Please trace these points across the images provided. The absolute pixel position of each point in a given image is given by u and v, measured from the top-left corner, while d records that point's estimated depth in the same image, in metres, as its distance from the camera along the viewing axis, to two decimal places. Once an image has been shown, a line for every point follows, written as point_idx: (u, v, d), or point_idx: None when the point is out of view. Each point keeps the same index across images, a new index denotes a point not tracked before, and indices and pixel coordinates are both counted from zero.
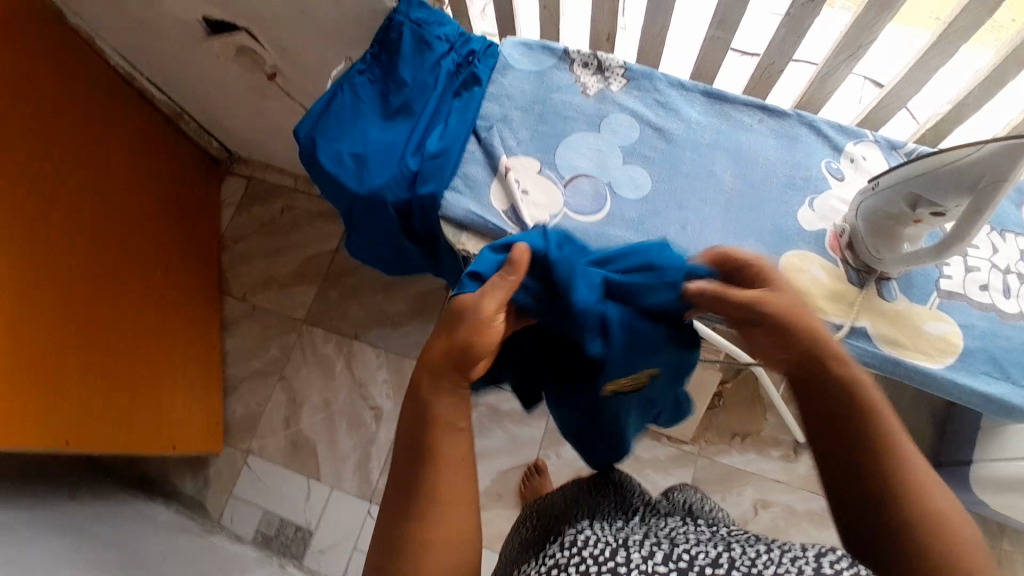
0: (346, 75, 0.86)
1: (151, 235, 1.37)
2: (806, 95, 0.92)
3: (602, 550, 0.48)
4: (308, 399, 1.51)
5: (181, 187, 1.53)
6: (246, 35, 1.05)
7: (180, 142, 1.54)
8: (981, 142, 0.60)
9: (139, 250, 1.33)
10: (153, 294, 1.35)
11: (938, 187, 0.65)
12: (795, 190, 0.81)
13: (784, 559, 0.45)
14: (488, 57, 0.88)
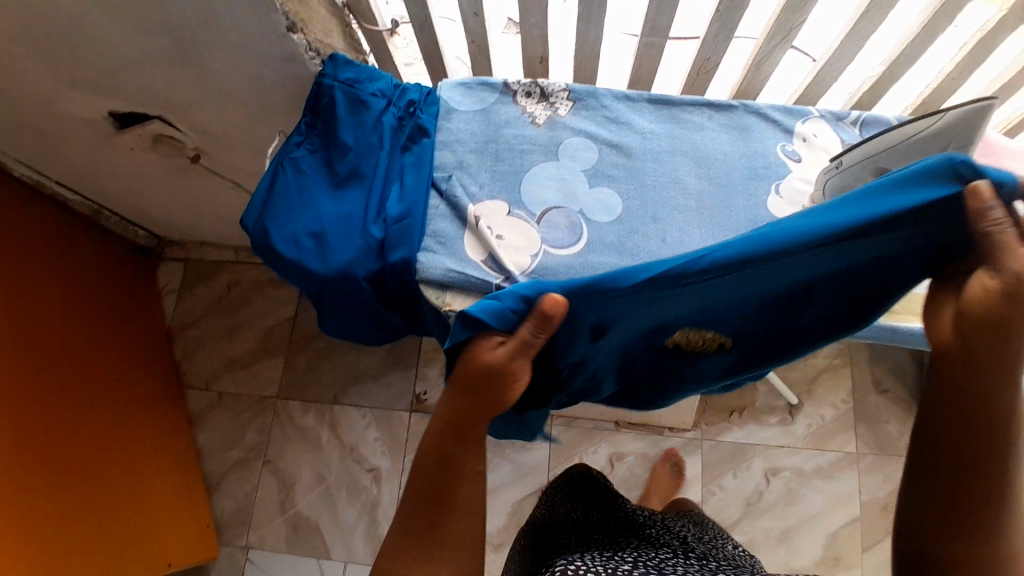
0: (284, 151, 0.82)
1: (92, 345, 1.27)
2: (744, 83, 0.93)
3: None
4: (300, 476, 1.43)
5: (114, 286, 1.42)
6: (161, 123, 0.98)
7: (103, 239, 1.43)
8: (943, 110, 0.63)
9: (83, 365, 1.22)
10: (108, 408, 1.25)
11: (907, 159, 0.66)
12: (760, 180, 0.82)
13: None
14: (429, 104, 0.85)
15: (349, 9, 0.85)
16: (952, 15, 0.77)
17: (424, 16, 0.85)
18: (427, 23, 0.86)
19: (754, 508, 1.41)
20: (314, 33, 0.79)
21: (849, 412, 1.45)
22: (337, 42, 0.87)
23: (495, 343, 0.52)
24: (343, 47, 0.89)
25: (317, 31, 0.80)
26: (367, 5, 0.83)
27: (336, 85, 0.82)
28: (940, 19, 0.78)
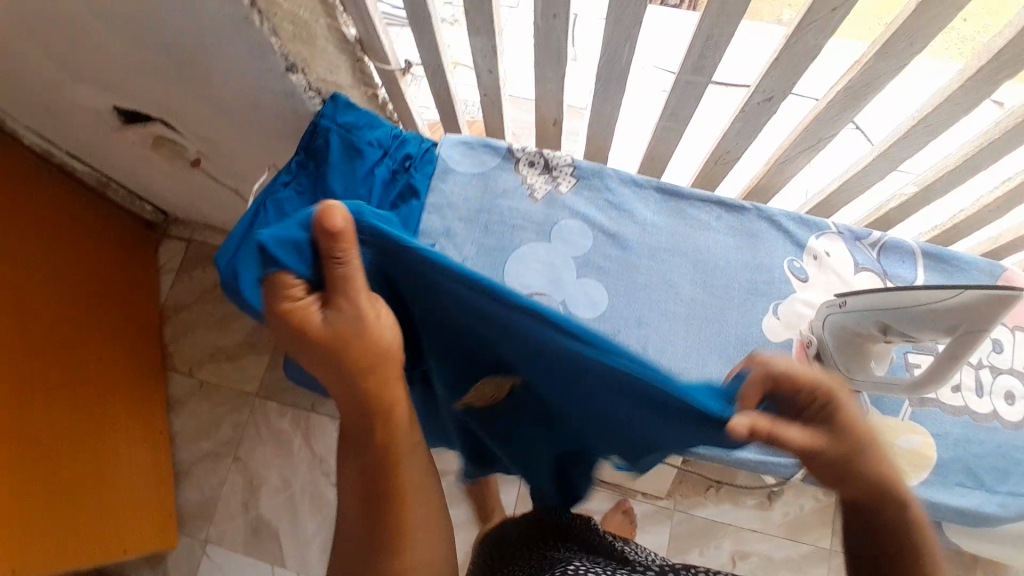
0: (269, 189, 0.78)
1: (87, 319, 1.27)
2: (763, 179, 0.88)
3: None
4: (266, 478, 1.43)
5: (113, 259, 1.41)
6: (163, 126, 0.96)
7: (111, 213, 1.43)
8: (960, 288, 0.57)
9: (77, 339, 1.22)
10: (95, 384, 1.26)
11: (913, 323, 0.61)
12: (758, 295, 0.78)
13: None
14: (426, 162, 0.82)
15: (361, 46, 0.81)
16: (995, 157, 0.70)
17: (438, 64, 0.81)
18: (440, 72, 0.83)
19: None
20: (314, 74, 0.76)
21: (829, 505, 1.40)
22: (342, 81, 0.84)
23: (299, 290, 0.50)
24: (348, 86, 0.86)
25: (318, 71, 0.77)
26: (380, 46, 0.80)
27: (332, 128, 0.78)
28: (982, 159, 0.72)
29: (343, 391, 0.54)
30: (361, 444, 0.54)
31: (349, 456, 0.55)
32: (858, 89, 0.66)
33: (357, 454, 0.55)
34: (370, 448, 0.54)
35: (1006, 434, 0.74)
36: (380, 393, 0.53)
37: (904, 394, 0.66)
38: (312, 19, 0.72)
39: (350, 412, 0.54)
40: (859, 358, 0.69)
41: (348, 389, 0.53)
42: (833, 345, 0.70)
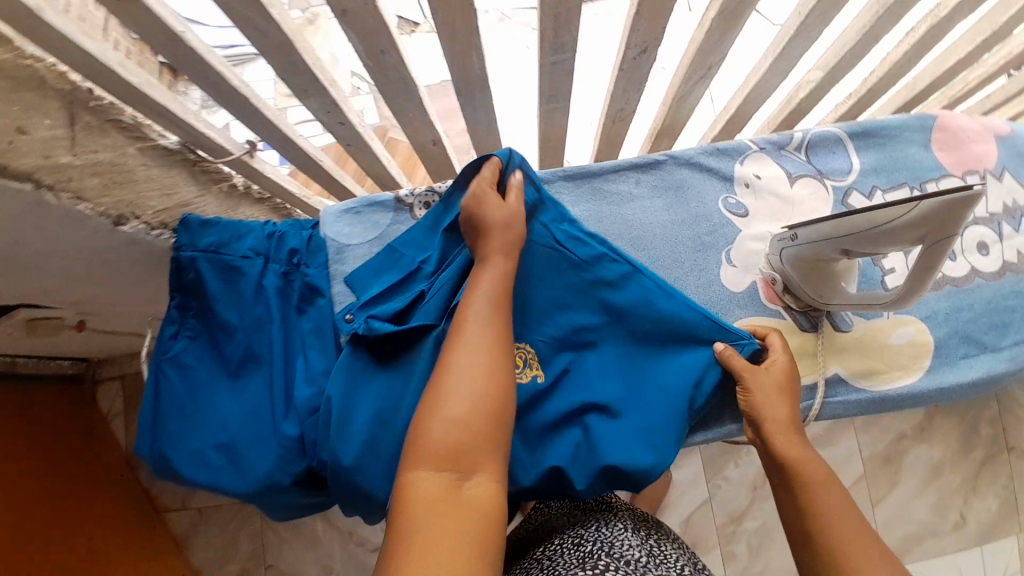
0: (159, 349, 0.70)
1: (59, 506, 1.16)
2: (667, 117, 0.81)
3: None
4: (306, 573, 1.38)
5: (53, 432, 1.25)
6: (26, 308, 0.83)
7: (31, 386, 1.25)
8: (912, 198, 0.52)
9: (53, 533, 1.12)
10: (97, 565, 1.16)
11: (873, 243, 0.56)
12: (706, 250, 0.72)
13: None
14: (314, 251, 0.72)
15: (191, 146, 0.71)
16: (893, 22, 0.65)
17: (283, 136, 0.72)
18: (288, 141, 0.73)
19: (762, 490, 1.29)
20: (148, 210, 0.69)
21: None
22: (188, 194, 0.74)
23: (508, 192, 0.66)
24: (198, 193, 0.76)
25: (153, 206, 0.70)
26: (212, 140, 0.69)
27: (197, 256, 0.69)
28: (878, 29, 0.66)
29: (453, 438, 0.49)
30: (464, 515, 0.46)
31: (435, 533, 0.44)
32: (734, 10, 0.58)
33: (450, 528, 0.45)
34: (466, 529, 0.45)
35: (990, 288, 0.75)
36: (486, 455, 0.50)
37: (886, 308, 0.61)
38: (118, 155, 0.62)
39: (453, 465, 0.48)
40: (823, 282, 0.65)
41: (458, 438, 0.49)
42: (795, 274, 0.67)
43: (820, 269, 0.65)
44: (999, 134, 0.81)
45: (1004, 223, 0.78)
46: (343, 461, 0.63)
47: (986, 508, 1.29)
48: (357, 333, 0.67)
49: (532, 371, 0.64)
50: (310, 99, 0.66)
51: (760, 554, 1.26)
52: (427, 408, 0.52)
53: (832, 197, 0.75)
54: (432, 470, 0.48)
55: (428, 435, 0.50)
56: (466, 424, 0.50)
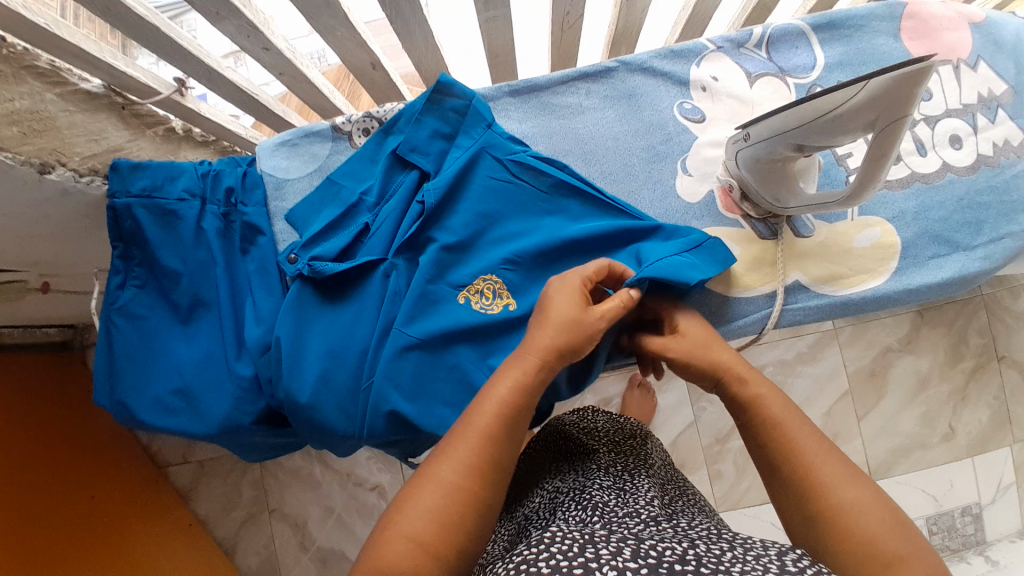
0: (106, 301, 0.68)
1: (60, 468, 1.17)
2: (619, 21, 0.76)
3: (571, 546, 0.45)
4: (308, 514, 1.42)
5: (51, 397, 1.23)
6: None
7: (13, 357, 1.19)
8: (863, 77, 0.48)
9: (62, 494, 1.15)
10: (108, 515, 1.21)
11: (825, 135, 0.53)
12: (660, 160, 0.69)
13: (748, 557, 0.44)
14: (251, 188, 0.71)
15: (117, 88, 0.68)
16: None
17: (207, 68, 0.68)
18: (213, 73, 0.69)
19: None
20: (74, 156, 0.66)
21: None
22: (119, 138, 0.71)
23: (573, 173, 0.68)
24: (131, 138, 0.72)
25: (80, 151, 0.67)
26: (137, 81, 0.67)
27: (132, 202, 0.66)
28: None
29: (464, 458, 0.47)
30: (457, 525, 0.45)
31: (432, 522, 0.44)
32: None
33: (431, 531, 0.44)
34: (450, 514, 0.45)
35: (964, 184, 0.71)
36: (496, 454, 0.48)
37: (842, 207, 0.59)
38: (36, 102, 0.60)
39: (464, 479, 0.46)
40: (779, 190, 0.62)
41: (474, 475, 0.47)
42: (751, 179, 0.64)
43: (781, 173, 0.61)
44: (972, 22, 0.75)
45: (978, 114, 0.73)
46: (297, 400, 0.62)
47: (975, 416, 1.30)
48: (302, 273, 0.65)
49: (502, 300, 0.64)
50: (225, 23, 0.61)
51: (746, 471, 1.28)
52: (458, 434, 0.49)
53: (796, 95, 0.71)
54: (452, 473, 0.46)
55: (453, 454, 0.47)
56: (495, 450, 0.48)
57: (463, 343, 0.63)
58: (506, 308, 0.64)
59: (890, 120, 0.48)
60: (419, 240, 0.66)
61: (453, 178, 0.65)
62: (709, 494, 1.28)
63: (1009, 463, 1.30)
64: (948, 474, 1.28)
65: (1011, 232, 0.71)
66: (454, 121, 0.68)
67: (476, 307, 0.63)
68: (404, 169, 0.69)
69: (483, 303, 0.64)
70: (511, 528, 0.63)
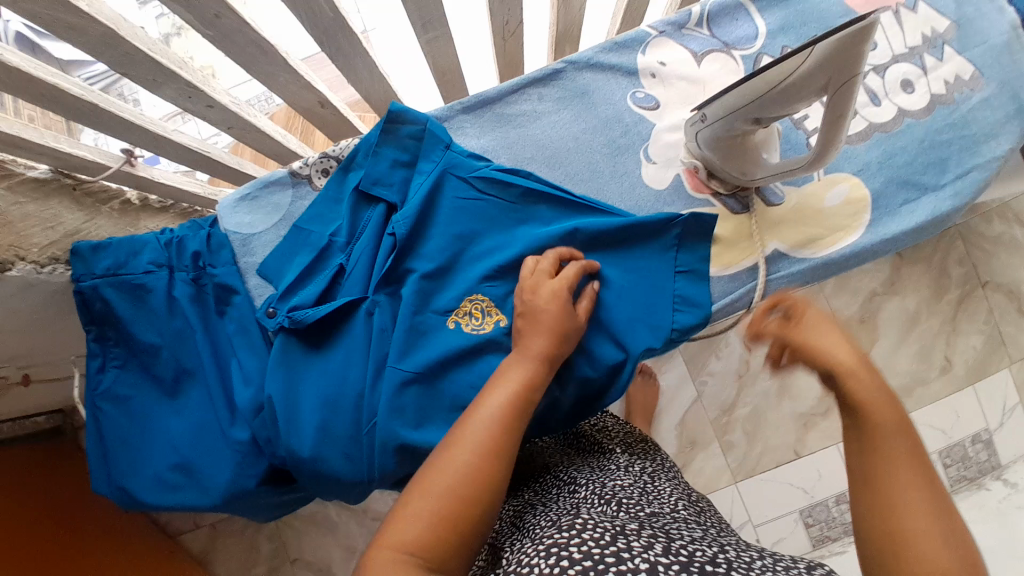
0: (89, 386, 0.66)
1: (73, 556, 1.14)
2: (559, 20, 0.76)
3: (602, 534, 0.47)
4: (332, 557, 1.39)
5: (50, 486, 1.20)
6: None
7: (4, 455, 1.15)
8: (808, 45, 0.48)
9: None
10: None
11: (779, 105, 0.53)
12: (623, 152, 0.69)
13: (776, 566, 0.46)
14: (217, 249, 0.68)
15: (66, 171, 0.66)
16: None
17: (153, 135, 0.67)
18: (160, 139, 0.68)
19: (747, 379, 1.29)
20: (32, 247, 0.65)
21: None
22: (74, 220, 0.70)
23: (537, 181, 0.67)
24: (87, 218, 0.71)
25: (38, 241, 0.66)
26: (82, 159, 0.65)
27: (98, 282, 0.65)
28: None
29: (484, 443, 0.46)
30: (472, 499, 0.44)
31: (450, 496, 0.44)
32: None
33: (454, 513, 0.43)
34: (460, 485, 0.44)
35: (921, 127, 0.72)
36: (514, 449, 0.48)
37: (809, 170, 0.59)
38: None
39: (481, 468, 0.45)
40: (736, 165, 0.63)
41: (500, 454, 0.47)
42: (711, 156, 0.64)
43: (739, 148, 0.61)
44: None
45: (925, 55, 0.74)
46: (299, 454, 0.61)
47: (969, 344, 1.32)
48: (283, 325, 0.64)
49: (492, 319, 0.63)
50: (163, 86, 0.60)
51: (758, 439, 1.29)
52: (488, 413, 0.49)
53: (744, 67, 0.71)
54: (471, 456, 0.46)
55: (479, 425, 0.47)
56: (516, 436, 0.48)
57: (458, 369, 0.62)
58: (496, 326, 0.63)
59: (843, 82, 0.49)
60: (398, 272, 0.65)
61: (420, 204, 0.64)
62: (726, 468, 1.28)
63: (1010, 385, 1.32)
64: (954, 406, 1.30)
65: (975, 166, 0.72)
66: (412, 147, 0.67)
67: (469, 329, 0.63)
68: (369, 203, 0.68)
69: (474, 324, 0.63)
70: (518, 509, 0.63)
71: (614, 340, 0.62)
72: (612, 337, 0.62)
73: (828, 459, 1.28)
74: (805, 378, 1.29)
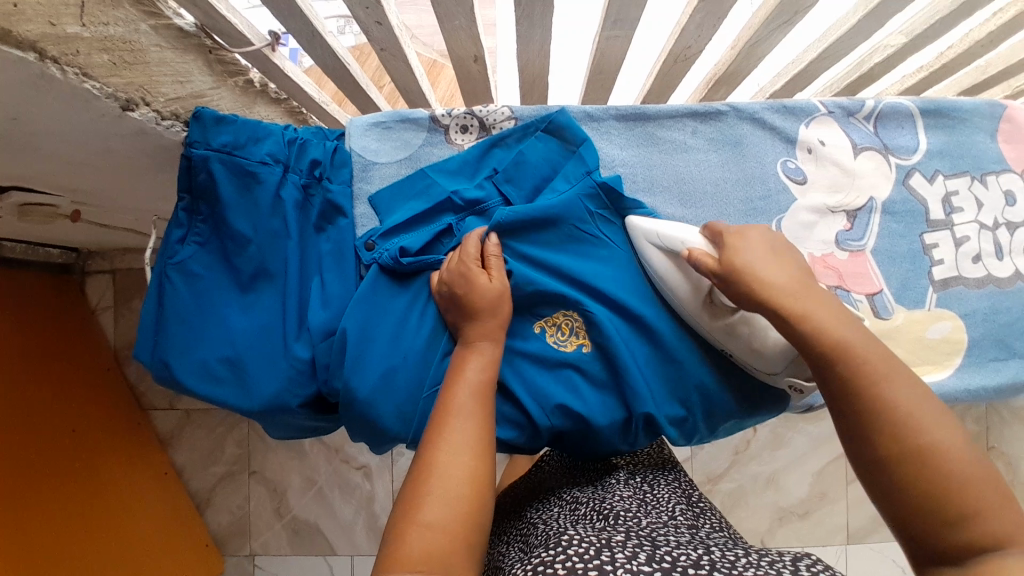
0: (164, 255, 0.64)
1: (41, 396, 1.12)
2: (730, 65, 0.74)
3: (586, 549, 0.46)
4: (289, 482, 1.38)
5: (41, 321, 1.18)
6: (24, 193, 0.74)
7: (11, 274, 1.13)
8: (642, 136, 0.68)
9: (42, 422, 1.11)
10: (85, 452, 1.16)
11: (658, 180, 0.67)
12: (757, 215, 0.68)
13: (763, 563, 0.46)
14: (339, 166, 0.68)
15: (208, 29, 0.64)
16: None
17: (313, 30, 0.64)
18: (316, 36, 0.65)
19: (742, 457, 1.32)
20: (160, 97, 0.62)
21: None
22: (203, 83, 0.66)
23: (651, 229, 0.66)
24: (213, 84, 0.68)
25: (166, 92, 0.62)
26: (232, 26, 0.62)
27: (209, 155, 0.62)
28: None
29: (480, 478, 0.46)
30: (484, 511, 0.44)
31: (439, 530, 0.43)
32: None
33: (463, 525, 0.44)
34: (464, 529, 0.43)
35: None
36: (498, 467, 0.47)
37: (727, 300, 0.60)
38: (130, 30, 0.55)
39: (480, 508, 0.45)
40: (771, 352, 0.58)
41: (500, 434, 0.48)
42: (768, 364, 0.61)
43: (731, 318, 0.60)
44: None
45: None
46: (350, 393, 0.59)
47: None
48: (379, 260, 0.64)
49: (580, 340, 0.63)
50: None
51: (733, 514, 1.31)
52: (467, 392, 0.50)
53: (895, 175, 0.71)
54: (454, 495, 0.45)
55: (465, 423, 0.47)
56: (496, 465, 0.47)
57: (526, 369, 0.61)
58: (580, 348, 0.62)
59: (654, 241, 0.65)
60: None
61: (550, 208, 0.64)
62: None
63: None
64: None
65: None
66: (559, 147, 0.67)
67: (555, 341, 0.62)
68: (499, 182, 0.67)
69: (561, 338, 0.62)
70: (521, 533, 0.61)
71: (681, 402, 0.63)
72: (681, 397, 0.63)
73: None
74: (794, 476, 1.33)
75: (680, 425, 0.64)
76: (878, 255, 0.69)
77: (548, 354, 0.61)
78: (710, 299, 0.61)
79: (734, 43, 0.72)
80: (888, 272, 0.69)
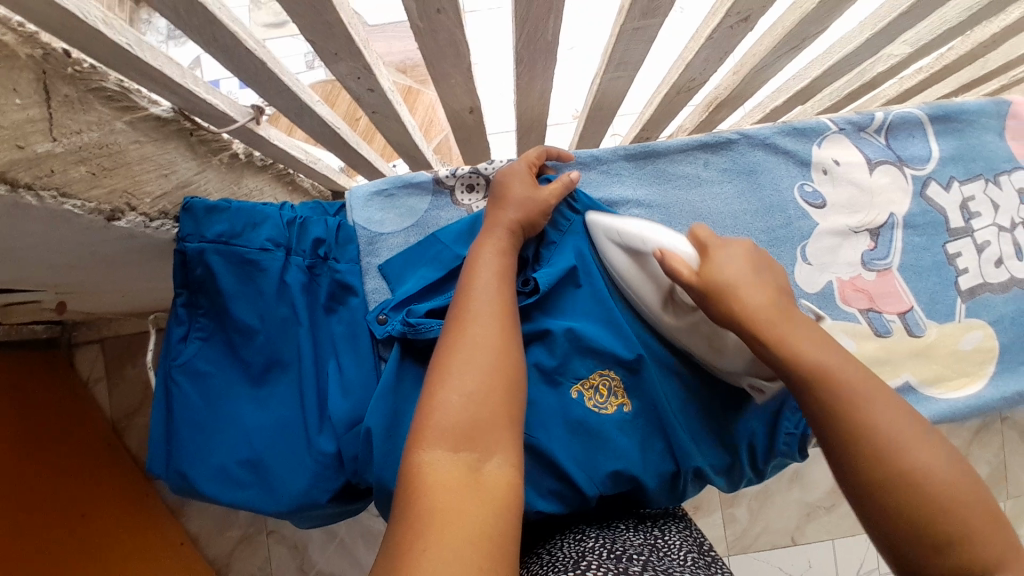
0: (169, 358, 0.60)
1: (48, 486, 1.06)
2: (732, 92, 0.72)
3: None
4: (309, 536, 1.34)
5: (34, 405, 1.12)
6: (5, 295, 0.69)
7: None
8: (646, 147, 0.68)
9: (49, 506, 1.05)
10: (98, 538, 1.10)
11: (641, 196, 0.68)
12: (781, 246, 0.66)
13: None
14: (344, 243, 0.65)
15: (187, 112, 0.58)
16: None
17: (301, 103, 0.60)
18: (305, 109, 0.61)
19: None
20: (145, 198, 0.58)
21: None
22: (186, 170, 0.62)
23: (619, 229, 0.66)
24: (198, 168, 0.64)
25: (150, 189, 0.58)
26: (212, 107, 0.58)
27: (205, 247, 0.58)
28: None
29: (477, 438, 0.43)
30: (486, 497, 0.40)
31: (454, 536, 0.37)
32: None
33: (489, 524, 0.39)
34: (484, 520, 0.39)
35: None
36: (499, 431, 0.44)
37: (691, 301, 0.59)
38: (105, 133, 0.50)
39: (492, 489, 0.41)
40: (732, 354, 0.57)
41: (474, 411, 0.44)
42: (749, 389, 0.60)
43: (692, 316, 0.59)
44: None
45: None
46: (388, 486, 0.56)
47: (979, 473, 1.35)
48: (394, 336, 0.60)
49: (617, 401, 0.60)
50: (339, 63, 0.54)
51: (760, 515, 1.31)
52: (437, 370, 0.47)
53: (912, 188, 0.69)
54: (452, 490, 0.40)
55: (441, 411, 0.44)
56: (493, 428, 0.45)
57: (568, 438, 0.58)
58: (618, 409, 0.60)
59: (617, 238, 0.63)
60: (534, 326, 0.62)
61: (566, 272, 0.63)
62: (722, 537, 1.29)
63: None
64: None
65: None
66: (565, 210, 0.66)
67: (592, 405, 0.60)
68: None
69: (597, 401, 0.60)
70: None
71: (724, 450, 0.61)
72: (723, 445, 0.61)
73: (822, 550, 1.31)
74: (817, 470, 1.32)
75: (724, 473, 0.62)
76: (905, 271, 0.68)
77: (585, 419, 0.59)
78: (671, 297, 0.60)
79: (738, 66, 0.69)
80: (917, 288, 0.68)
